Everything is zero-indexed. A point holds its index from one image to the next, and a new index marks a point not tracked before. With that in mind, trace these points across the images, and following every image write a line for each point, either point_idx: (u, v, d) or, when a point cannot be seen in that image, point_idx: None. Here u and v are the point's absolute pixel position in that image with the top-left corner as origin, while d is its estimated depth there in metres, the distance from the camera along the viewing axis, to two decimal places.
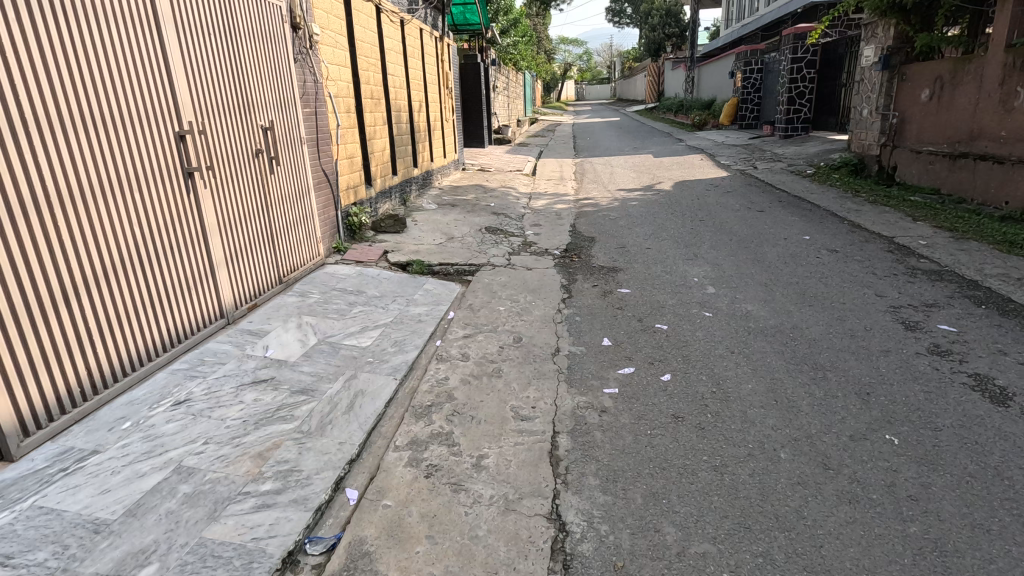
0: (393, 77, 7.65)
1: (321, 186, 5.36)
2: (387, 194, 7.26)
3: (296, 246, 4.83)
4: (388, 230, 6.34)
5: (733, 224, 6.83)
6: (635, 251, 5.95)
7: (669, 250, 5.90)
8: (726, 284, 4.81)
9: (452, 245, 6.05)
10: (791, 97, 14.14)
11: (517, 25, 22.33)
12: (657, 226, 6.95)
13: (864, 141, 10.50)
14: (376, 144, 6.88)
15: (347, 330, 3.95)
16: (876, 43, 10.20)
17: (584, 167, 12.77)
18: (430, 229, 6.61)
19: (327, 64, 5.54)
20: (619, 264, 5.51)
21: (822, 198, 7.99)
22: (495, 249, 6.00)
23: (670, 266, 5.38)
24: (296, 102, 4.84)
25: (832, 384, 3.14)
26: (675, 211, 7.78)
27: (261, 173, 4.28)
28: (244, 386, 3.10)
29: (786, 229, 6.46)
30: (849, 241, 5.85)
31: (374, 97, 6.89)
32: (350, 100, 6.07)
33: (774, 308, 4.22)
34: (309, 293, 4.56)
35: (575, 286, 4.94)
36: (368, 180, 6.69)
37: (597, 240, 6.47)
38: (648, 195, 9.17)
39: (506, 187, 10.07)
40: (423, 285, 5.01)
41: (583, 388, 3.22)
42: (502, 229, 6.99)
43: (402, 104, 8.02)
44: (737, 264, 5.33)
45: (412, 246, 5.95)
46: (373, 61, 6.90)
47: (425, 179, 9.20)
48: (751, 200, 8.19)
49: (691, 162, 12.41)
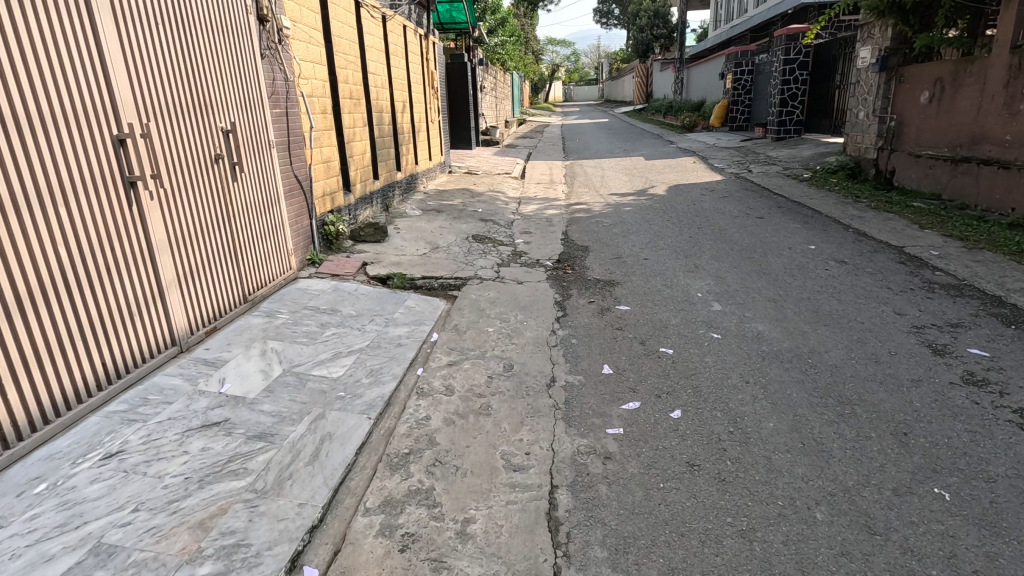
0: (374, 76, 7.21)
1: (293, 193, 4.92)
2: (368, 200, 6.83)
3: (263, 260, 4.38)
4: (368, 239, 5.91)
5: (733, 231, 6.50)
6: (632, 262, 5.59)
7: (668, 260, 5.55)
8: (732, 299, 4.46)
9: (437, 256, 5.64)
10: (784, 99, 13.90)
11: (504, 25, 21.94)
12: (654, 234, 6.61)
13: (861, 144, 10.25)
14: (355, 147, 6.44)
15: (317, 358, 3.52)
16: (872, 44, 9.97)
17: (574, 170, 12.42)
18: (413, 238, 6.20)
19: (299, 60, 5.08)
20: (616, 277, 5.14)
21: (822, 204, 7.69)
22: (483, 260, 5.61)
23: (671, 278, 5.03)
24: (263, 102, 4.40)
25: (863, 422, 2.78)
26: (671, 217, 7.45)
27: (222, 181, 3.84)
28: (191, 430, 2.67)
29: (789, 237, 6.14)
30: (857, 251, 5.54)
31: (354, 96, 6.46)
32: (326, 100, 5.63)
33: (787, 328, 3.88)
34: (277, 312, 4.13)
35: (570, 302, 4.56)
36: (347, 186, 6.27)
37: (591, 250, 6.11)
38: (641, 200, 8.83)
39: (494, 191, 9.69)
40: (405, 302, 4.60)
41: (583, 429, 2.84)
42: (491, 238, 6.60)
43: (384, 104, 7.59)
44: (741, 276, 4.98)
45: (394, 257, 5.53)
46: (353, 59, 6.46)
47: (410, 184, 8.78)
48: (749, 205, 7.87)
49: (684, 165, 12.11)
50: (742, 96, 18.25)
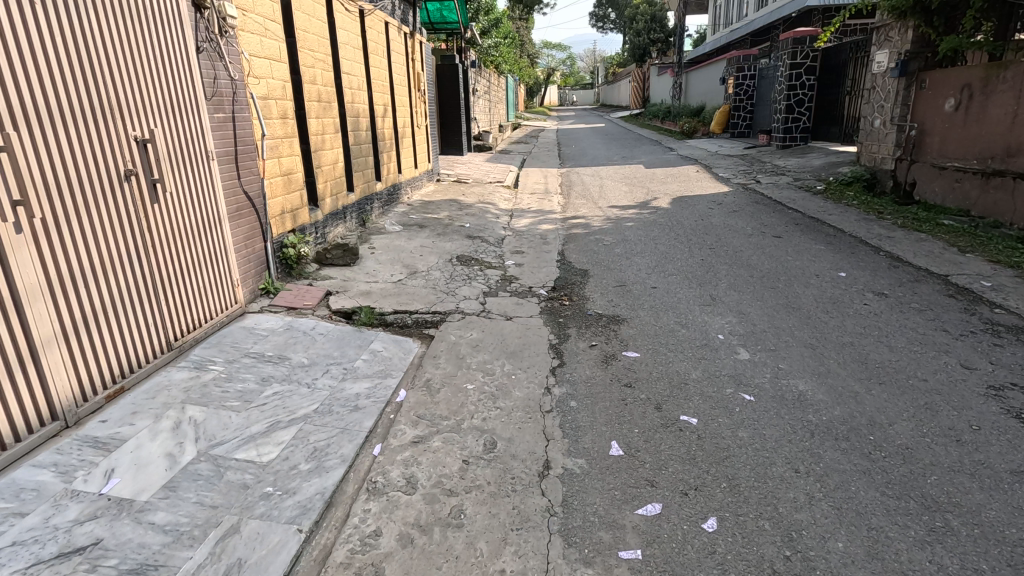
0: (349, 76, 6.47)
1: (240, 213, 4.17)
2: (341, 216, 6.09)
3: (198, 296, 3.61)
4: (335, 262, 5.17)
5: (749, 254, 5.80)
6: (639, 291, 4.86)
7: (679, 290, 4.83)
8: (761, 345, 3.74)
9: (414, 284, 4.90)
10: (790, 105, 13.27)
11: (498, 27, 21.24)
12: (661, 256, 5.90)
13: (877, 154, 9.60)
14: (324, 156, 5.70)
15: (246, 432, 2.75)
16: (890, 47, 9.31)
17: (571, 179, 11.71)
18: (389, 260, 5.46)
19: (250, 56, 4.32)
20: (620, 311, 4.41)
21: (844, 222, 7.00)
22: (467, 288, 4.88)
23: (686, 315, 4.31)
24: (195, 105, 3.63)
25: (967, 546, 2.05)
26: (678, 235, 6.75)
27: (136, 204, 3.09)
28: (37, 565, 1.90)
29: (815, 262, 5.44)
30: (896, 280, 4.83)
31: (323, 99, 5.71)
32: (288, 103, 4.89)
33: (835, 387, 3.16)
34: (209, 363, 3.36)
35: (567, 346, 3.83)
36: (315, 200, 5.54)
37: (591, 275, 5.39)
38: (644, 214, 8.14)
39: (484, 202, 8.96)
40: (370, 346, 3.84)
41: (587, 550, 2.10)
42: (477, 259, 5.86)
43: (361, 108, 6.84)
44: (768, 313, 4.27)
45: (363, 285, 4.78)
46: (322, 57, 5.71)
47: (392, 195, 8.04)
48: (763, 221, 7.19)
49: (687, 174, 11.43)
50: (744, 102, 17.64)
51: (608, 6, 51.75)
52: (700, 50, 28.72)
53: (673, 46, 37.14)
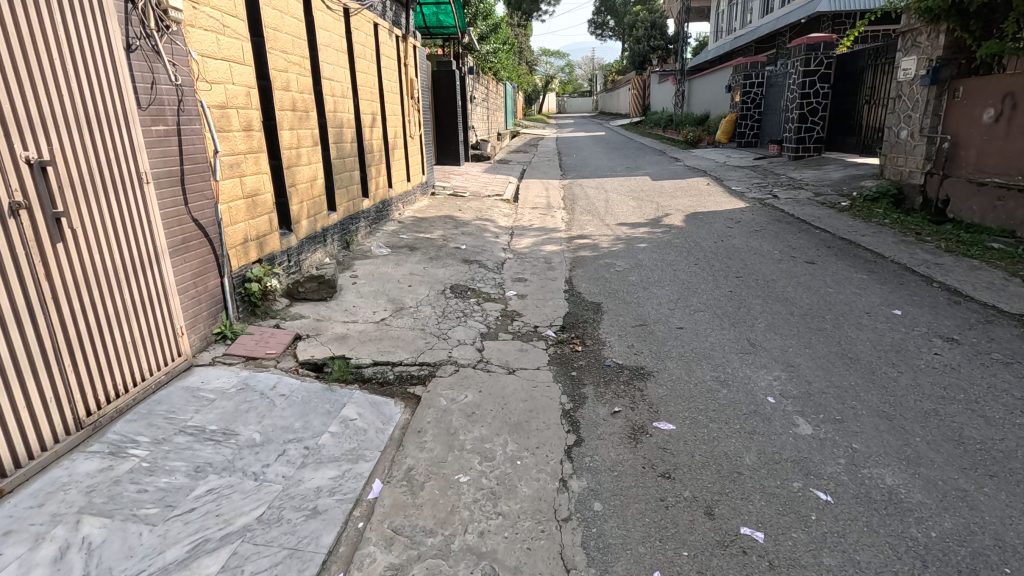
0: (331, 82, 5.77)
1: (188, 245, 3.45)
2: (320, 239, 5.39)
3: (124, 354, 2.89)
4: (309, 296, 4.46)
5: (784, 286, 5.10)
6: (663, 333, 4.15)
7: (711, 332, 4.13)
8: (824, 413, 3.03)
9: (399, 324, 4.18)
10: (803, 114, 12.66)
11: (495, 32, 20.61)
12: (682, 287, 5.20)
13: (904, 168, 8.94)
14: (300, 173, 4.99)
15: (156, 561, 2.03)
16: (918, 53, 8.66)
17: (574, 192, 11.03)
18: (372, 293, 4.75)
19: (201, 57, 3.61)
20: (644, 361, 3.70)
21: (881, 245, 6.32)
22: (462, 330, 4.17)
23: (723, 367, 3.60)
24: (120, 117, 2.91)
25: None
26: (699, 259, 6.06)
27: (26, 245, 2.36)
28: None
29: (861, 296, 4.74)
30: (963, 321, 4.14)
31: (300, 107, 5.00)
32: (253, 112, 4.17)
33: (935, 483, 2.45)
34: (131, 444, 2.65)
35: (582, 412, 3.11)
36: (288, 223, 4.83)
37: (605, 311, 4.69)
38: (656, 233, 7.45)
39: (481, 218, 8.27)
40: (340, 412, 3.11)
41: None
42: (474, 290, 5.15)
43: (345, 118, 6.14)
44: (822, 365, 3.57)
45: (339, 327, 4.07)
46: (298, 60, 5.01)
47: (380, 212, 7.33)
48: (791, 244, 6.51)
49: (697, 187, 10.77)
50: (751, 110, 17.05)
51: (607, 14, 51.43)
52: (702, 56, 28.13)
53: (673, 53, 36.55)
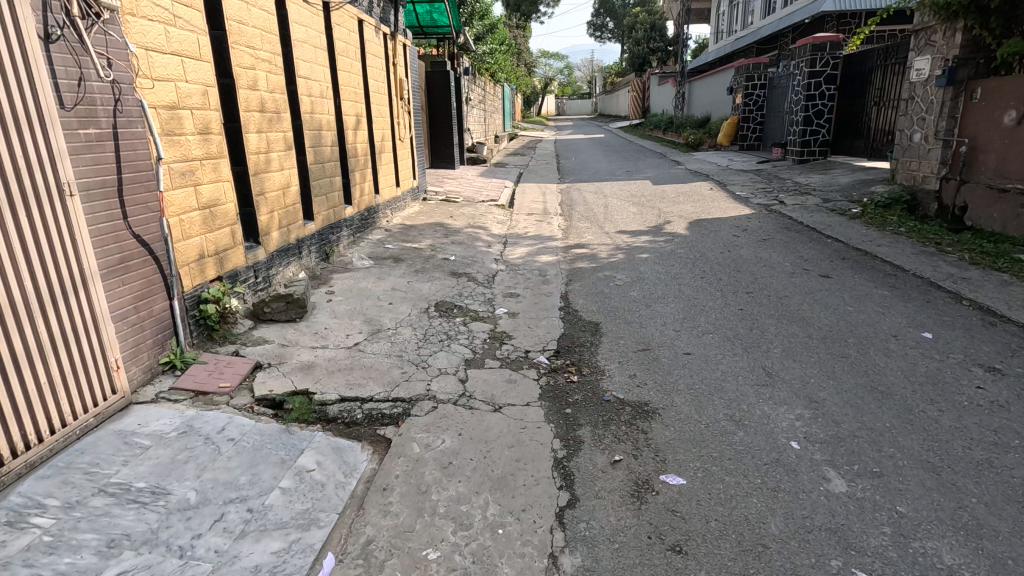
0: (308, 81, 5.35)
1: (128, 265, 3.02)
2: (294, 252, 4.97)
3: (39, 396, 2.45)
4: (276, 317, 4.03)
5: (798, 303, 4.68)
6: (668, 361, 3.73)
7: (721, 360, 3.70)
8: (859, 465, 2.60)
9: (374, 349, 3.74)
10: (808, 116, 12.25)
11: (493, 33, 20.26)
12: (688, 304, 4.77)
13: (917, 172, 8.53)
14: (270, 180, 4.57)
15: None
16: (933, 53, 8.25)
17: (572, 197, 10.62)
18: (347, 312, 4.32)
19: (144, 51, 3.18)
20: (648, 396, 3.27)
21: (899, 256, 5.89)
22: (445, 357, 3.74)
23: (738, 403, 3.17)
24: (37, 120, 2.47)
25: None
26: (705, 272, 5.63)
27: None
28: None
29: (885, 316, 4.32)
30: (1002, 346, 3.72)
31: (269, 108, 4.57)
32: (211, 114, 3.75)
33: (1004, 564, 2.02)
34: (36, 509, 2.22)
35: (577, 462, 2.68)
36: (255, 235, 4.41)
37: (604, 332, 4.27)
38: (658, 241, 7.03)
39: (474, 226, 7.85)
40: (296, 461, 2.67)
41: None
42: (460, 307, 4.72)
43: (324, 120, 5.71)
44: (850, 401, 3.14)
45: (306, 354, 3.63)
46: (269, 56, 4.58)
47: (366, 219, 6.90)
48: (803, 254, 6.10)
49: (700, 192, 10.37)
50: (753, 113, 16.67)
51: (606, 16, 51.23)
52: (702, 58, 27.82)
53: (673, 55, 36.22)
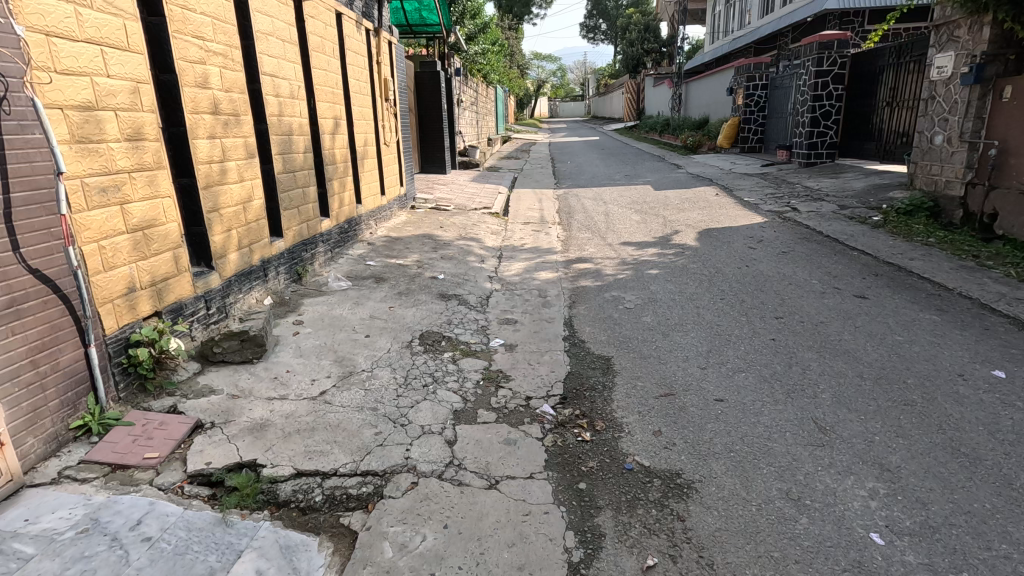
0: (275, 80, 4.70)
1: (20, 309, 2.37)
2: (257, 275, 4.32)
3: None
4: (227, 358, 3.37)
5: (837, 331, 4.09)
6: (697, 411, 3.11)
7: (762, 411, 3.09)
8: (968, 572, 1.99)
9: (343, 401, 3.09)
10: (815, 117, 11.65)
11: (484, 33, 19.65)
12: (711, 334, 4.16)
13: (940, 177, 7.96)
14: (226, 193, 3.91)
15: None
16: (957, 49, 7.72)
17: (570, 204, 10.01)
18: (315, 350, 3.66)
19: (43, 38, 2.53)
20: (680, 464, 2.65)
21: (938, 272, 5.32)
22: (429, 409, 3.10)
23: (792, 473, 2.56)
24: None
25: None
26: (723, 292, 5.03)
27: None
28: None
29: (942, 348, 3.72)
30: None
31: (225, 109, 3.91)
32: (143, 115, 3.09)
33: None
34: None
35: (599, 569, 2.04)
36: (207, 259, 3.75)
37: (618, 370, 3.65)
38: (667, 254, 6.44)
39: (466, 238, 7.23)
40: (228, 572, 2.01)
41: None
42: (450, 339, 4.09)
43: (296, 123, 5.05)
44: (932, 470, 2.53)
45: (259, 409, 2.98)
46: (224, 49, 3.93)
47: (346, 233, 6.25)
48: (830, 270, 5.51)
49: (705, 198, 9.79)
50: (754, 114, 16.12)
51: (598, 18, 51.02)
52: (698, 59, 27.35)
53: (668, 56, 35.82)
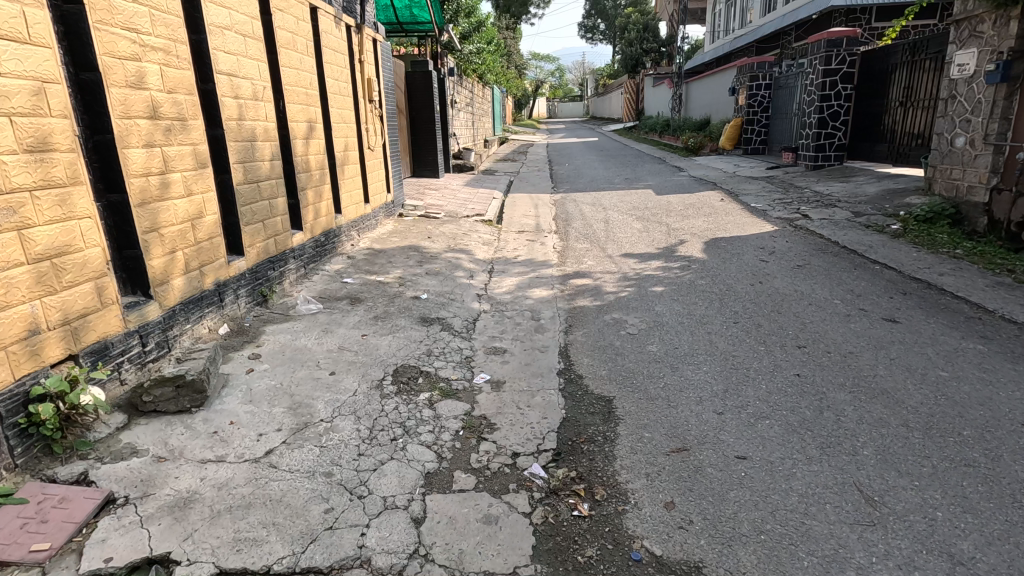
0: (233, 80, 4.17)
1: None
2: (210, 301, 3.79)
3: None
4: (161, 408, 2.85)
5: (870, 364, 3.57)
6: (717, 473, 2.60)
7: (794, 473, 2.57)
8: None
9: (291, 465, 2.57)
10: (823, 118, 11.15)
11: (481, 31, 19.09)
12: (726, 367, 3.64)
13: (962, 182, 7.45)
14: (168, 209, 3.38)
15: None
16: (980, 45, 7.22)
17: (568, 210, 9.50)
18: (267, 394, 3.13)
19: None
20: (699, 552, 2.14)
21: (973, 290, 4.81)
22: (394, 473, 2.57)
23: (840, 568, 2.04)
24: None
25: None
26: (737, 314, 4.51)
27: None
28: None
29: (997, 388, 3.21)
30: None
31: (167, 113, 3.39)
32: (49, 120, 2.58)
33: None
34: None
35: None
36: (144, 286, 3.23)
37: (620, 415, 3.13)
38: (672, 268, 5.93)
39: (455, 249, 6.71)
40: None
41: None
42: (427, 375, 3.57)
43: (260, 128, 4.53)
44: (1016, 564, 2.03)
45: (189, 477, 2.46)
46: (166, 44, 3.41)
47: (322, 246, 5.73)
48: (854, 288, 5.00)
49: (710, 203, 9.29)
50: (757, 114, 15.62)
51: (596, 18, 50.58)
52: (699, 58, 26.86)
53: (667, 56, 35.34)
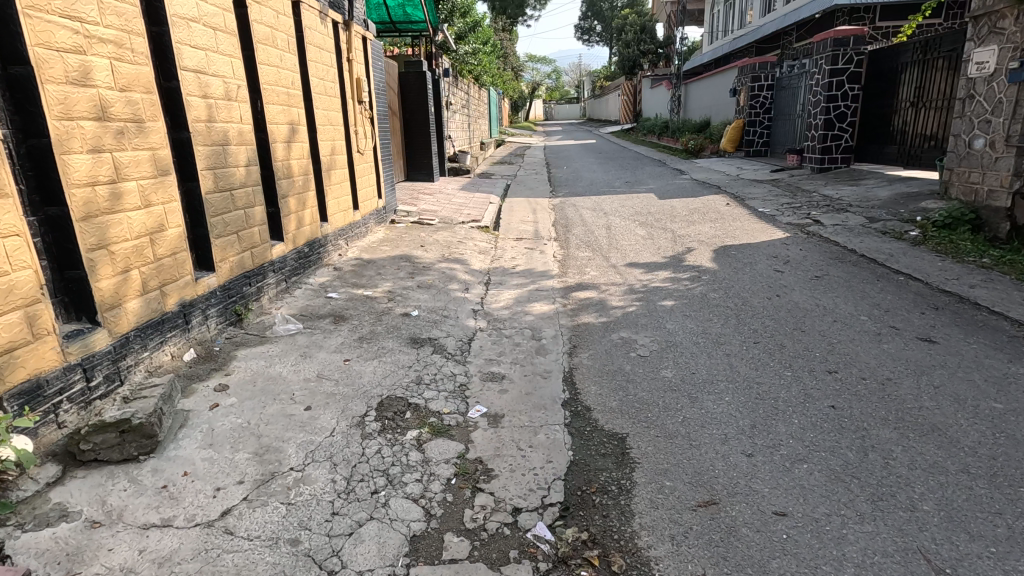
0: (200, 78, 3.77)
1: None
2: (172, 325, 3.38)
3: None
4: (103, 457, 2.44)
5: (914, 394, 3.18)
6: (755, 536, 2.20)
7: (845, 536, 2.18)
8: None
9: (250, 530, 2.17)
10: (829, 119, 10.80)
11: (477, 32, 18.73)
12: (751, 398, 3.24)
13: (981, 186, 7.09)
14: (119, 223, 2.97)
15: None
16: (1000, 43, 6.89)
17: (568, 216, 9.12)
18: (230, 437, 2.72)
19: None
20: None
21: (1010, 304, 4.43)
22: (373, 539, 2.17)
23: None
24: None
25: None
26: (757, 333, 4.12)
27: None
28: None
29: None
30: None
31: (120, 114, 3.00)
32: None
33: None
34: None
35: None
36: (91, 312, 2.82)
37: (636, 458, 2.73)
38: (681, 279, 5.54)
39: (450, 259, 6.31)
40: None
41: None
42: (416, 408, 3.16)
43: (233, 130, 4.13)
44: None
45: (125, 549, 2.05)
46: (119, 36, 3.02)
47: (305, 257, 5.32)
48: (881, 302, 4.61)
49: (716, 208, 8.92)
50: (759, 116, 15.29)
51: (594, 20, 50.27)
52: (698, 59, 26.53)
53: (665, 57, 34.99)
